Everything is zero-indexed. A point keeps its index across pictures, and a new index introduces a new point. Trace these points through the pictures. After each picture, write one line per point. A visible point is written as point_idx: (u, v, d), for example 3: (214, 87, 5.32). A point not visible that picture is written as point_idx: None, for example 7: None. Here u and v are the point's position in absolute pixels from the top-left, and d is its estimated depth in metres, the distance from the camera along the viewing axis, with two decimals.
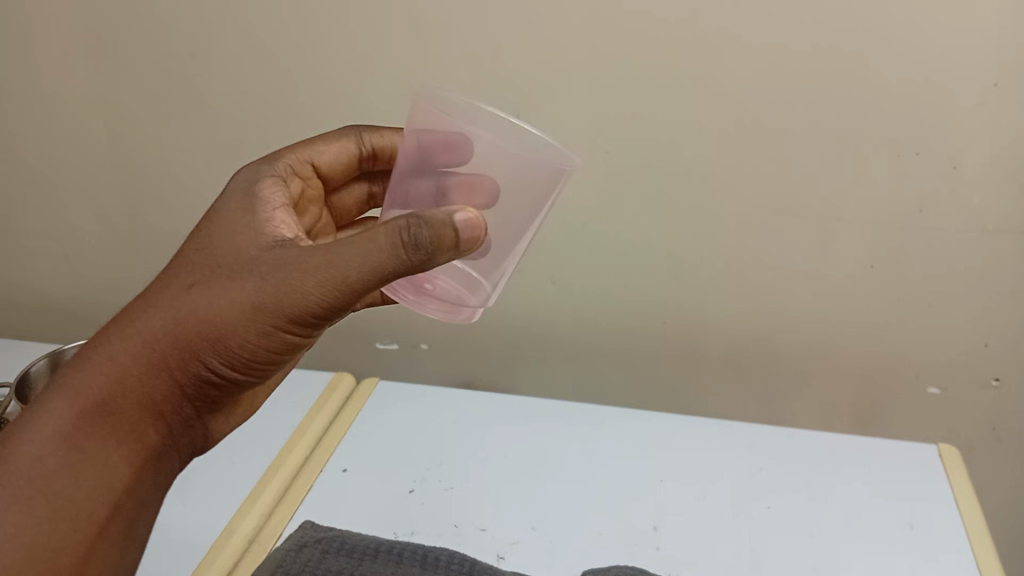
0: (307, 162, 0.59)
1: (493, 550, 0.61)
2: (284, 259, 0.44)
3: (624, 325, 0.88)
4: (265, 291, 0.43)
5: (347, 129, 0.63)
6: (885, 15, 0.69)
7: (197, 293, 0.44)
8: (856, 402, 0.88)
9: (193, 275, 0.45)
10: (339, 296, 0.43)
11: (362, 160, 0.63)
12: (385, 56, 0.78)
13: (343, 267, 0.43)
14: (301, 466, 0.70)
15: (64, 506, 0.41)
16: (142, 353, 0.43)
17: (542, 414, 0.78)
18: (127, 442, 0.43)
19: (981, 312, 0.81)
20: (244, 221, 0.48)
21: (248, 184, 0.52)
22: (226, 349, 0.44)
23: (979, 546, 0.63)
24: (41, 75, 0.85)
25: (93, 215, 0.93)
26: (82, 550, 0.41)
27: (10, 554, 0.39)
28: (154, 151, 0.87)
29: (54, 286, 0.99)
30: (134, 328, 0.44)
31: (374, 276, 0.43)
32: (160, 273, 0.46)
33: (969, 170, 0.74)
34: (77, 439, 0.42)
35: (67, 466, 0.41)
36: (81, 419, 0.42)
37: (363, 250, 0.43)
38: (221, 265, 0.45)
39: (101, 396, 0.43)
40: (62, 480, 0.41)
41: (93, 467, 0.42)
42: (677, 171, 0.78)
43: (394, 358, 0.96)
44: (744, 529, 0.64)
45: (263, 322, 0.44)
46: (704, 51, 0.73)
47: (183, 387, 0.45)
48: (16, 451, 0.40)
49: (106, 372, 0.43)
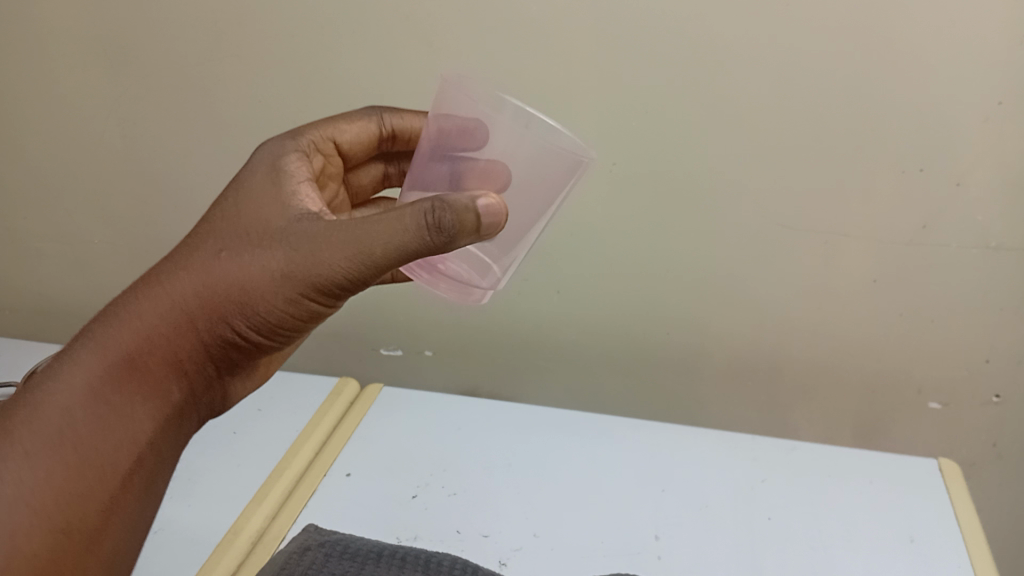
0: (330, 140, 0.59)
1: (495, 557, 0.62)
2: (312, 232, 0.45)
3: (627, 334, 0.89)
4: (292, 261, 0.44)
5: (369, 109, 0.63)
6: (895, 34, 0.68)
7: (226, 261, 0.46)
8: (854, 420, 0.90)
9: (224, 243, 0.47)
10: (362, 270, 0.44)
11: (381, 141, 0.63)
12: (394, 68, 0.79)
13: (370, 239, 0.44)
14: (306, 470, 0.71)
15: (90, 453, 0.42)
16: (171, 314, 0.45)
17: (544, 422, 0.79)
18: (150, 399, 0.45)
19: (984, 328, 0.81)
20: (272, 192, 0.48)
21: (273, 158, 0.52)
22: (251, 314, 0.45)
23: (979, 553, 0.64)
24: (58, 81, 0.87)
25: (108, 216, 0.95)
26: (107, 497, 0.42)
27: (38, 497, 0.40)
28: (169, 155, 0.89)
29: (70, 281, 1.02)
30: (165, 289, 0.46)
31: (397, 253, 0.44)
32: (189, 240, 0.48)
33: (973, 189, 0.74)
34: (103, 393, 0.43)
35: (94, 417, 0.43)
36: (110, 371, 0.43)
37: (388, 228, 0.44)
38: (250, 234, 0.46)
39: (128, 352, 0.44)
40: (90, 430, 0.42)
41: (118, 420, 0.43)
42: (681, 185, 0.79)
43: (399, 363, 0.97)
44: (744, 540, 0.65)
45: (289, 290, 0.45)
46: (709, 68, 0.72)
47: (209, 348, 0.46)
48: (44, 401, 0.42)
49: (136, 329, 0.45)
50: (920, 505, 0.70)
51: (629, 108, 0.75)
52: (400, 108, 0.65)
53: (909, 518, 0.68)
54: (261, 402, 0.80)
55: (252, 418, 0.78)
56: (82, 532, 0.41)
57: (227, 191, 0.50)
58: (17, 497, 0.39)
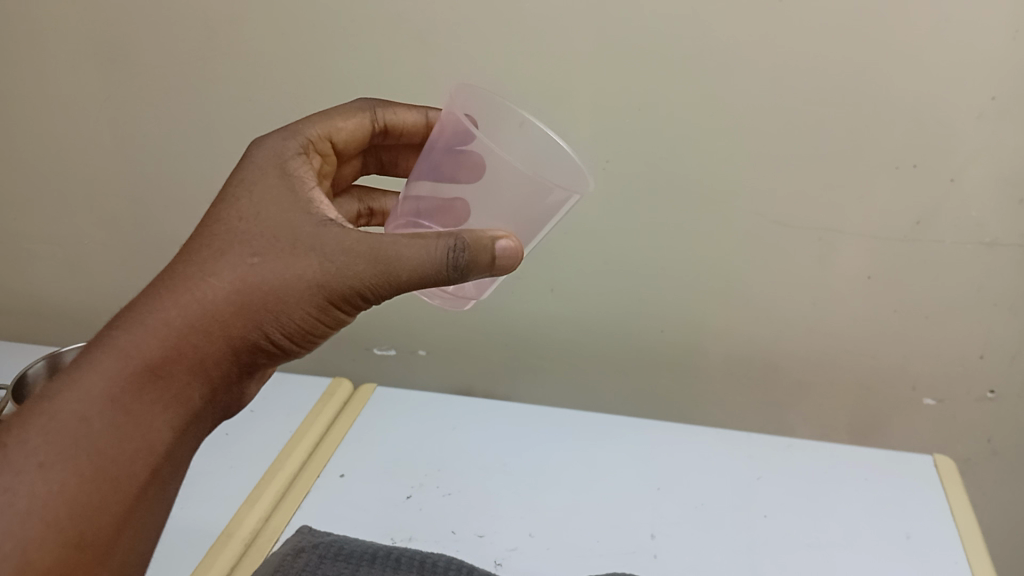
0: (326, 137, 0.58)
1: (491, 557, 0.62)
2: (343, 244, 0.45)
3: (623, 332, 0.89)
4: (325, 273, 0.45)
5: (361, 104, 0.62)
6: (890, 30, 0.68)
7: (257, 266, 0.45)
8: (850, 417, 0.89)
9: (253, 247, 0.45)
10: (388, 288, 0.46)
11: (373, 135, 0.63)
12: (386, 66, 0.78)
13: (397, 264, 0.45)
14: (300, 471, 0.70)
15: (108, 465, 0.40)
16: (197, 319, 0.43)
17: (540, 422, 0.79)
18: (171, 408, 0.43)
19: (979, 325, 0.81)
20: (294, 197, 0.48)
21: (284, 159, 0.52)
22: (282, 322, 0.45)
23: (974, 549, 0.64)
24: (47, 80, 0.86)
25: (99, 216, 0.95)
26: (120, 510, 0.41)
27: (52, 508, 0.38)
28: (159, 155, 0.89)
29: (60, 283, 1.01)
30: (192, 292, 0.44)
31: (423, 278, 0.46)
32: (210, 240, 0.46)
33: (969, 185, 0.74)
34: (124, 402, 0.41)
35: (113, 427, 0.41)
36: (133, 379, 0.42)
37: (419, 251, 0.45)
38: (278, 241, 0.46)
39: (153, 359, 0.42)
40: (108, 441, 0.40)
41: (137, 429, 0.41)
42: (675, 182, 0.78)
43: (394, 363, 0.97)
44: (742, 539, 0.65)
45: (319, 300, 0.45)
46: (704, 66, 0.72)
47: (237, 355, 0.45)
48: (63, 409, 0.40)
49: (160, 335, 0.43)
50: (916, 502, 0.70)
51: (624, 106, 0.75)
52: (389, 100, 0.64)
53: (905, 516, 0.68)
54: (253, 403, 0.80)
55: (245, 418, 0.77)
56: (95, 546, 0.40)
57: (242, 189, 0.49)
58: (30, 512, 0.38)
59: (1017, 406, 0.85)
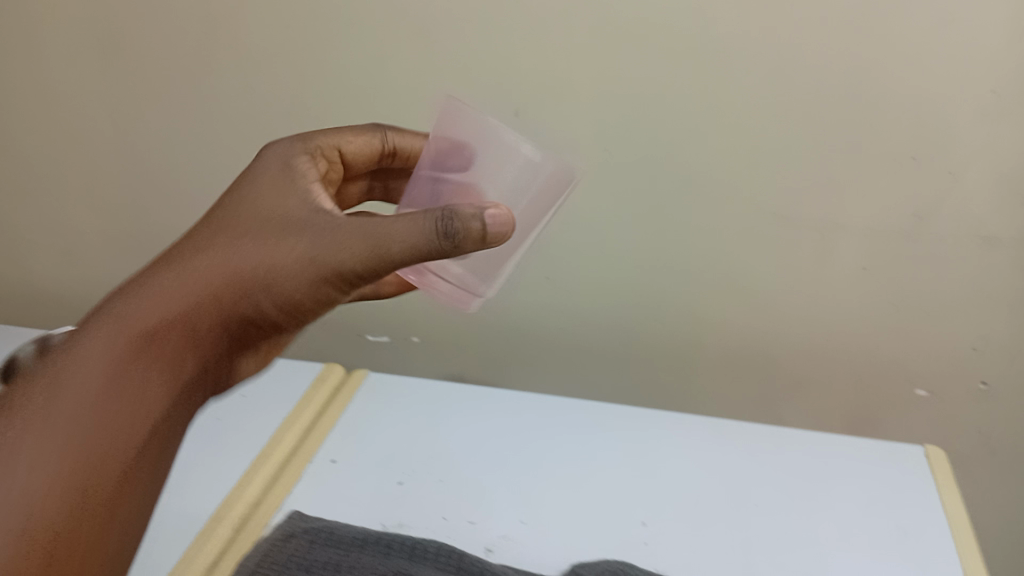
0: (335, 148, 0.56)
1: (481, 543, 0.62)
2: (332, 223, 0.45)
3: (617, 322, 0.89)
4: (312, 249, 0.44)
5: (371, 126, 0.60)
6: (890, 23, 0.68)
7: (247, 245, 0.45)
8: (844, 410, 0.89)
9: (244, 231, 0.46)
10: (379, 264, 0.44)
11: (383, 157, 0.61)
12: (383, 53, 0.78)
13: (387, 238, 0.44)
14: (290, 456, 0.70)
15: (105, 432, 0.40)
16: (190, 295, 0.44)
17: (534, 409, 0.79)
18: (167, 381, 0.43)
19: (975, 320, 0.81)
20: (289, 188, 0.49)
21: (284, 159, 0.51)
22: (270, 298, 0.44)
23: (967, 542, 0.63)
24: (43, 63, 0.85)
25: (92, 200, 0.94)
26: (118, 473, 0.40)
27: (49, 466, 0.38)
28: (153, 140, 0.88)
29: (53, 268, 1.00)
30: (183, 271, 0.44)
31: (415, 255, 0.44)
32: (205, 226, 0.47)
33: (969, 180, 0.73)
34: (122, 368, 0.41)
35: (110, 395, 0.40)
36: (129, 349, 0.42)
37: (409, 225, 0.44)
38: (269, 224, 0.46)
39: (148, 326, 0.43)
40: (106, 405, 0.40)
41: (134, 398, 0.41)
42: (674, 172, 0.78)
43: (385, 349, 0.97)
44: (732, 528, 0.65)
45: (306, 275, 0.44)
46: (702, 55, 0.72)
47: (226, 332, 0.45)
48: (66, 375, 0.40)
49: (153, 309, 0.43)
50: (909, 494, 0.69)
51: (622, 94, 0.75)
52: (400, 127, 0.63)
53: (897, 508, 0.68)
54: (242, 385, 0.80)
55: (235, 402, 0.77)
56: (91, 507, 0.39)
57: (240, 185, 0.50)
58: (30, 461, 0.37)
59: (1013, 403, 0.84)
